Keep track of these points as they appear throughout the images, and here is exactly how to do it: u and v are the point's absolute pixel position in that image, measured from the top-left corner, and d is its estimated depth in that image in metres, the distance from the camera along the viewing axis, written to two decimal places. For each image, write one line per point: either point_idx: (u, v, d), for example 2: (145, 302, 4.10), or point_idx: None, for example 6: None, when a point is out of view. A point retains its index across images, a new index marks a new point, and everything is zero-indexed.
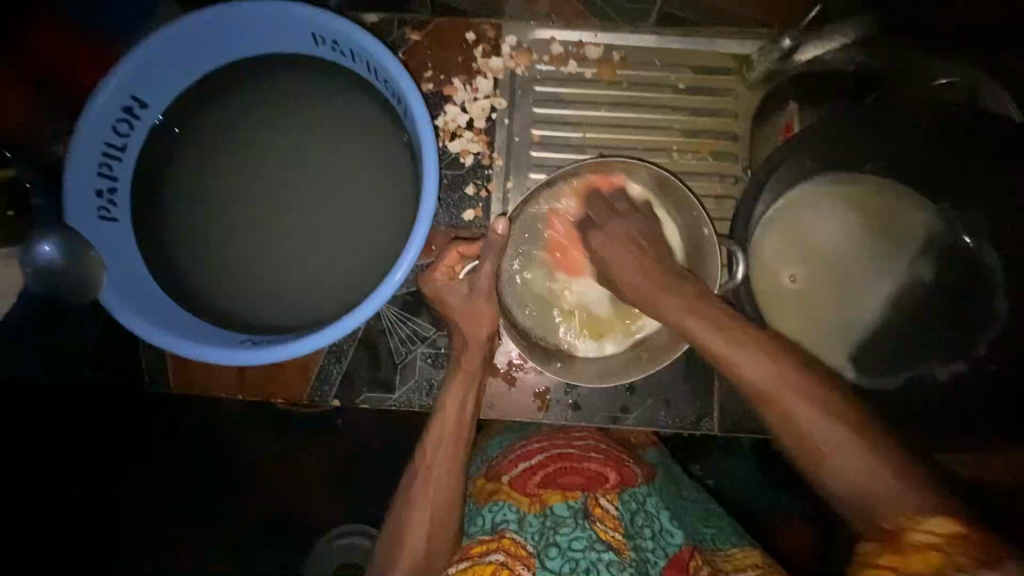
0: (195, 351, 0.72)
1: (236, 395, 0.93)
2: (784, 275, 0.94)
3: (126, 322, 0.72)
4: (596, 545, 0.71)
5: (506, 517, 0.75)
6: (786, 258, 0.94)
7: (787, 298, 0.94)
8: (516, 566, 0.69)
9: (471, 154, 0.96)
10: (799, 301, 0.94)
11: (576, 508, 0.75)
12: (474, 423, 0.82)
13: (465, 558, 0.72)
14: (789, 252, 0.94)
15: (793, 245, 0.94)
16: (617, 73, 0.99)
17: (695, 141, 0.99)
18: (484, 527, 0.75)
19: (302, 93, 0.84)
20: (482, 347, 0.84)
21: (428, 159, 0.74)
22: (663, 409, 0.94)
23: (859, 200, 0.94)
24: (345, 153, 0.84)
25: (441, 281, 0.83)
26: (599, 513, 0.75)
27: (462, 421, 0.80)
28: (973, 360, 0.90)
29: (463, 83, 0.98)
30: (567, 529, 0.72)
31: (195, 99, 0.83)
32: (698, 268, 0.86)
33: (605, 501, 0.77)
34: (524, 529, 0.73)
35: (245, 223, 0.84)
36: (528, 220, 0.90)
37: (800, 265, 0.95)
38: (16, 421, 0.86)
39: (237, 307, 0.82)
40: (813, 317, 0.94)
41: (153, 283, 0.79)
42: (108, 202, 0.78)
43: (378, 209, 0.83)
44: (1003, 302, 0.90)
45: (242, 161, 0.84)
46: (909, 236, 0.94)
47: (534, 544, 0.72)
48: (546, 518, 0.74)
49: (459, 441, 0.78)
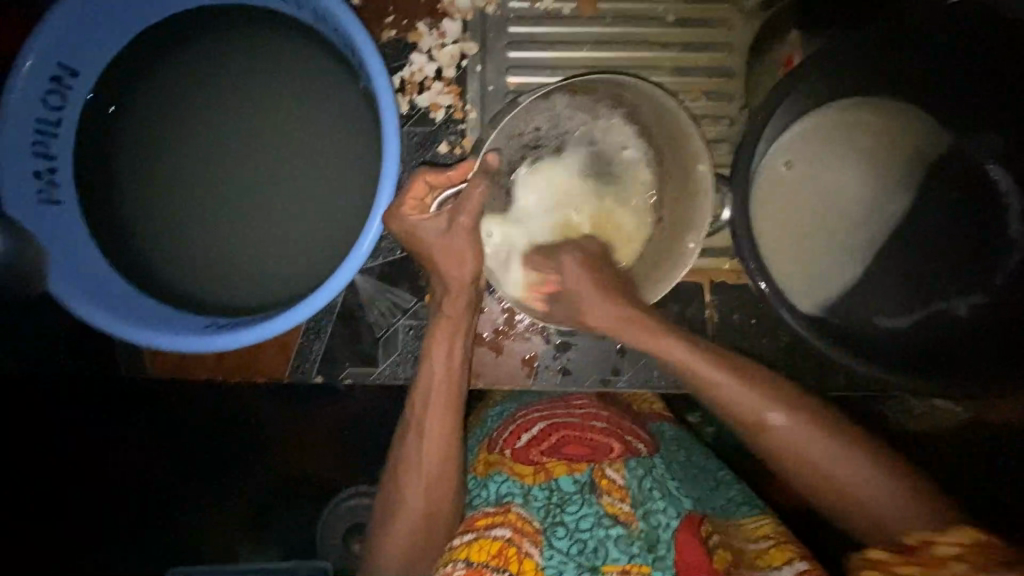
0: (157, 342, 0.69)
1: (216, 377, 0.92)
2: (780, 161, 0.87)
3: (82, 313, 0.68)
4: (603, 520, 0.72)
5: (511, 491, 0.74)
6: (790, 144, 0.87)
7: (784, 192, 0.87)
8: (523, 542, 0.70)
9: (441, 108, 0.89)
10: (788, 205, 0.87)
11: (582, 483, 0.75)
12: (464, 383, 0.80)
13: (470, 529, 0.72)
14: (801, 147, 0.87)
15: (804, 147, 0.87)
16: (598, 7, 0.89)
17: (686, 81, 0.91)
18: (488, 499, 0.76)
19: (249, 51, 0.77)
20: (466, 296, 0.77)
21: (387, 115, 0.67)
22: (655, 369, 0.91)
23: (869, 119, 0.86)
24: (299, 113, 0.77)
25: (414, 217, 0.71)
26: (606, 485, 0.75)
27: (447, 406, 0.77)
28: (990, 291, 0.86)
29: (428, 27, 0.88)
30: (573, 507, 0.73)
31: (129, 64, 0.75)
32: (677, 150, 0.80)
33: (611, 472, 0.76)
34: (530, 504, 0.73)
35: (203, 198, 0.78)
36: (511, 140, 0.78)
37: (802, 160, 0.87)
38: (17, 420, 0.91)
39: (205, 290, 0.78)
40: (810, 229, 0.88)
41: (108, 267, 0.74)
42: (48, 182, 0.71)
43: (339, 174, 0.77)
44: (1017, 227, 0.86)
45: (194, 128, 0.78)
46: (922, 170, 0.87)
47: (540, 520, 0.72)
48: (551, 493, 0.74)
49: (447, 418, 0.77)
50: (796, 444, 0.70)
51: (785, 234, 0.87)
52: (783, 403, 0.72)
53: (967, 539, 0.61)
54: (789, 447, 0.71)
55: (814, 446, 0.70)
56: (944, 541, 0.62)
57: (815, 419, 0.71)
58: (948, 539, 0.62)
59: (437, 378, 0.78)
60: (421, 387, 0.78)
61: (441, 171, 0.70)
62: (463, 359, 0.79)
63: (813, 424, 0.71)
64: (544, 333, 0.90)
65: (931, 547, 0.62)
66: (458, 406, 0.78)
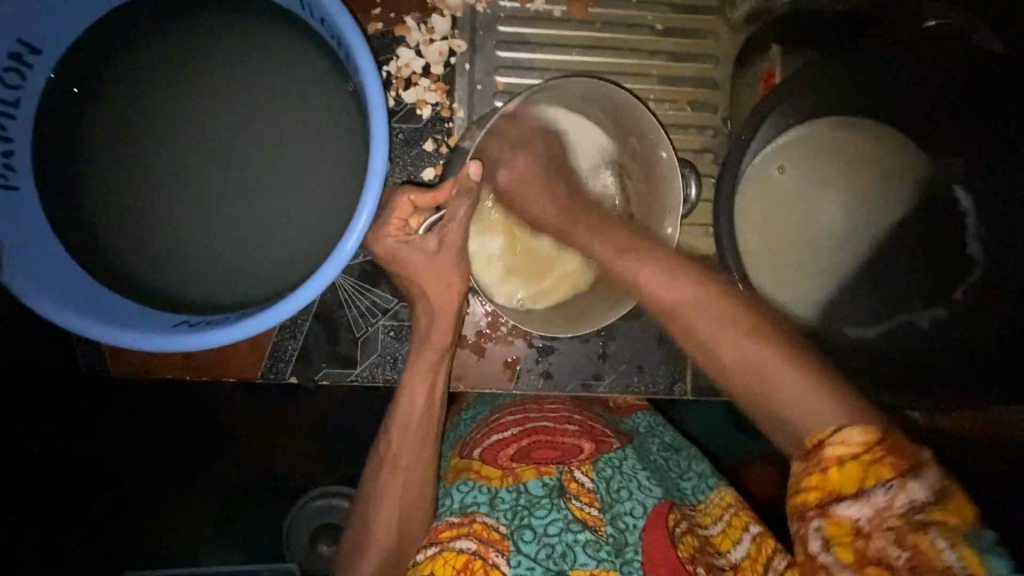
0: (122, 339, 0.65)
1: (183, 376, 0.88)
2: (773, 165, 0.91)
3: (41, 309, 0.63)
4: (571, 525, 0.72)
5: (477, 499, 0.74)
6: (784, 146, 0.90)
7: (769, 191, 0.92)
8: (489, 554, 0.69)
9: (428, 105, 0.87)
10: (770, 208, 0.92)
11: (552, 486, 0.75)
12: (445, 398, 0.79)
13: (434, 543, 0.72)
14: (794, 153, 0.90)
15: (791, 157, 0.91)
16: (589, 12, 0.89)
17: (673, 89, 0.92)
18: (453, 509, 0.76)
19: (228, 38, 0.73)
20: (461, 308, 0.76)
21: (376, 113, 0.65)
22: (635, 374, 0.91)
23: (854, 134, 0.90)
24: (283, 105, 0.74)
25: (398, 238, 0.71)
26: (574, 489, 0.75)
27: (424, 414, 0.76)
28: (953, 306, 0.84)
29: (417, 22, 0.86)
30: (542, 511, 0.73)
31: (100, 46, 0.72)
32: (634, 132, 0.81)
33: (581, 475, 0.77)
34: (496, 509, 0.73)
35: (176, 190, 0.75)
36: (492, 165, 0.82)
37: (794, 159, 0.91)
38: None
39: (176, 286, 0.75)
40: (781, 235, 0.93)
41: (71, 260, 0.70)
42: (5, 166, 0.66)
43: (324, 171, 0.74)
44: (974, 245, 0.84)
45: (168, 116, 0.74)
46: (897, 180, 0.90)
47: (507, 524, 0.72)
48: (519, 495, 0.74)
49: (420, 436, 0.75)
50: (699, 334, 0.61)
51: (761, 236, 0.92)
52: (707, 292, 0.63)
53: (861, 436, 0.51)
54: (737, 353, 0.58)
55: (739, 349, 0.58)
56: (842, 440, 0.52)
57: (717, 302, 0.62)
58: (844, 437, 0.52)
59: (419, 388, 0.76)
60: (405, 403, 0.75)
61: (425, 192, 0.69)
62: (444, 378, 0.78)
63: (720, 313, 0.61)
64: (527, 336, 0.89)
65: (825, 448, 0.52)
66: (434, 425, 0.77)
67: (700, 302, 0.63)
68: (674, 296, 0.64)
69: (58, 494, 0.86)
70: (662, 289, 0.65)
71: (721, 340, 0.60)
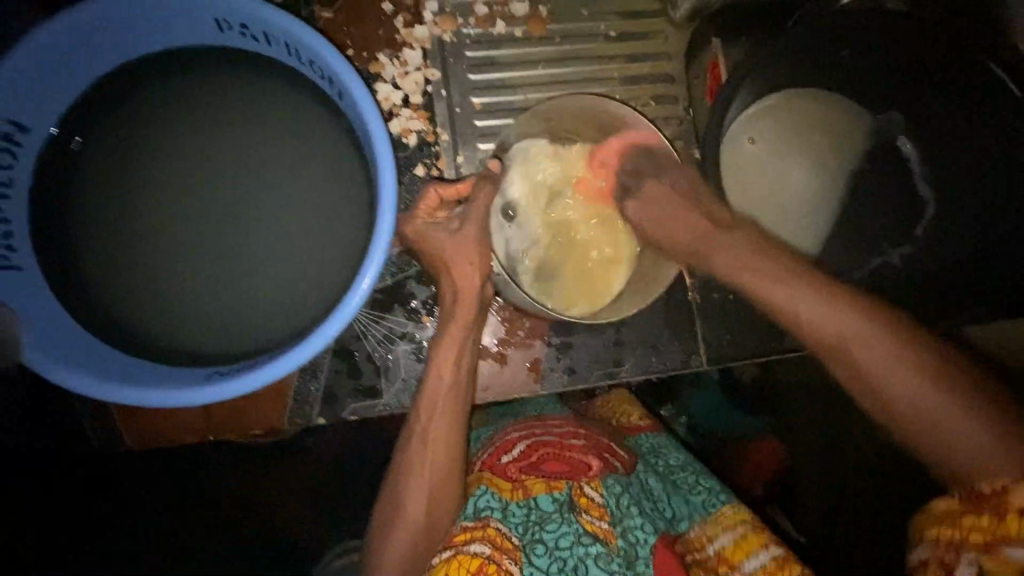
0: (150, 400, 0.63)
1: (207, 436, 0.88)
2: (744, 139, 0.97)
3: (64, 381, 0.62)
4: (582, 539, 0.68)
5: (490, 504, 0.71)
6: (751, 120, 0.97)
7: (745, 163, 0.98)
8: (502, 560, 0.66)
9: (413, 133, 0.91)
10: (752, 180, 0.98)
11: (562, 501, 0.71)
12: (472, 371, 0.82)
13: (448, 546, 0.68)
14: (764, 125, 0.97)
15: (762, 129, 0.97)
16: (547, 28, 0.96)
17: (635, 87, 0.99)
18: (467, 513, 0.72)
19: (216, 93, 0.75)
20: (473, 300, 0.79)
21: (379, 138, 0.67)
22: (653, 355, 0.94)
23: (808, 105, 0.98)
24: (276, 148, 0.76)
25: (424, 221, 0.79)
26: (585, 504, 0.71)
27: (451, 385, 0.78)
28: (917, 242, 0.94)
29: (390, 57, 0.91)
30: (553, 525, 0.69)
31: (89, 114, 0.72)
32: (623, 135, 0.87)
33: (590, 489, 0.72)
34: (509, 518, 0.70)
35: (179, 247, 0.75)
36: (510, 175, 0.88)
37: (762, 132, 0.98)
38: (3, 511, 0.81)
39: (193, 343, 0.74)
40: (769, 207, 0.98)
41: (82, 331, 0.68)
42: (6, 248, 0.67)
43: (327, 204, 0.75)
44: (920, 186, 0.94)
45: (164, 175, 0.75)
46: (854, 142, 0.99)
47: (519, 536, 0.68)
48: (530, 511, 0.70)
49: (450, 409, 0.77)
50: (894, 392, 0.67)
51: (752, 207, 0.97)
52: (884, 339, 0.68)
53: None
54: (915, 411, 0.66)
55: (918, 395, 0.65)
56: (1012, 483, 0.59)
57: (850, 319, 0.70)
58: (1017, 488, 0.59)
59: (445, 363, 0.78)
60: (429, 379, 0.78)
61: (451, 184, 0.81)
62: (470, 356, 0.81)
63: (923, 373, 0.65)
64: (545, 337, 0.91)
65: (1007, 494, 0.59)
66: (462, 402, 0.79)
67: (870, 335, 0.68)
68: (829, 325, 0.70)
69: (57, 495, 0.91)
70: (823, 314, 0.71)
71: (900, 380, 0.66)
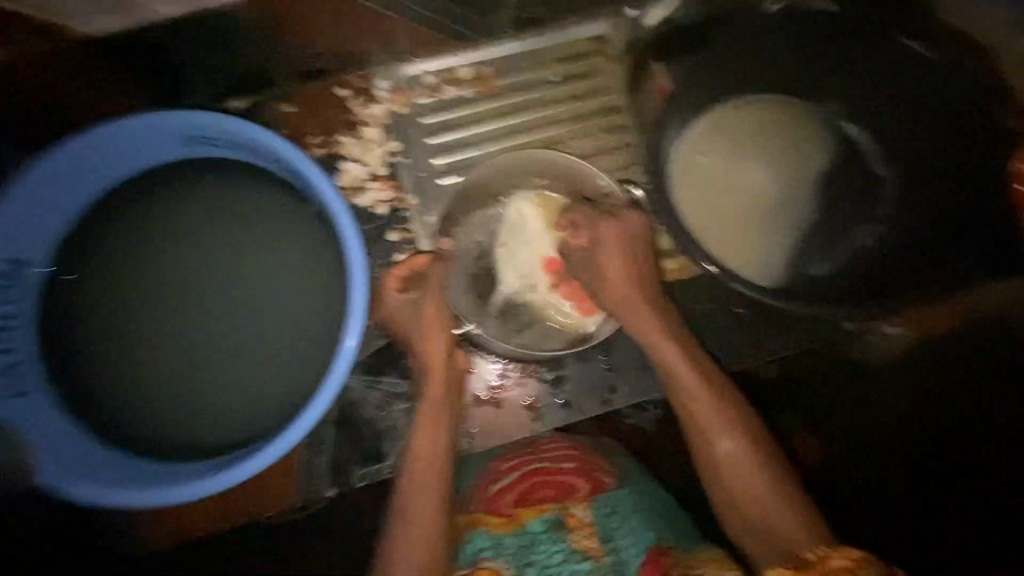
0: (160, 498, 0.67)
1: (222, 525, 0.89)
2: (698, 154, 0.97)
3: (79, 493, 0.66)
4: (573, 556, 0.70)
5: (482, 545, 0.73)
6: (698, 135, 0.97)
7: (704, 175, 0.97)
8: None
9: (383, 203, 0.96)
10: (717, 190, 0.96)
11: (552, 522, 0.73)
12: (452, 445, 0.83)
13: None
14: (713, 136, 0.97)
15: (711, 141, 0.97)
16: (493, 86, 1.02)
17: (586, 124, 1.03)
18: (464, 559, 0.73)
19: (191, 202, 0.81)
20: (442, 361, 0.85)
21: (341, 217, 0.72)
22: (646, 376, 0.95)
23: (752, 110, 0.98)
24: (252, 242, 0.81)
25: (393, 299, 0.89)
26: (574, 523, 0.73)
27: (433, 449, 0.81)
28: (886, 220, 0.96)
29: (351, 138, 0.97)
30: (544, 546, 0.71)
31: (76, 242, 0.78)
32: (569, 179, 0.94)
33: (580, 509, 0.74)
34: (501, 552, 0.72)
35: (173, 349, 0.79)
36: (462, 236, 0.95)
37: (715, 145, 0.97)
38: None
39: (199, 438, 0.77)
40: (738, 216, 0.96)
41: (93, 445, 0.73)
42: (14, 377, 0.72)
43: (306, 284, 0.80)
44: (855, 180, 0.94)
45: (150, 284, 0.79)
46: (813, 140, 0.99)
47: (512, 567, 0.70)
48: (522, 538, 0.72)
49: (434, 473, 0.79)
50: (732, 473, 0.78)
51: (719, 220, 0.96)
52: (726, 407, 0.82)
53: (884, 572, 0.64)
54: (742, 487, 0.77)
55: (769, 487, 0.76)
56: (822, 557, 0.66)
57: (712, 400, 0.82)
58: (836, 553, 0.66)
59: (425, 436, 0.82)
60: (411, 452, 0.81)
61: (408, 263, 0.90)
62: (446, 427, 0.83)
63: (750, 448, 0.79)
64: (536, 374, 0.94)
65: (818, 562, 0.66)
66: (445, 464, 0.80)
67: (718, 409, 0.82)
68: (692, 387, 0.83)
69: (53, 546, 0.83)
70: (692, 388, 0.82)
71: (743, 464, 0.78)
